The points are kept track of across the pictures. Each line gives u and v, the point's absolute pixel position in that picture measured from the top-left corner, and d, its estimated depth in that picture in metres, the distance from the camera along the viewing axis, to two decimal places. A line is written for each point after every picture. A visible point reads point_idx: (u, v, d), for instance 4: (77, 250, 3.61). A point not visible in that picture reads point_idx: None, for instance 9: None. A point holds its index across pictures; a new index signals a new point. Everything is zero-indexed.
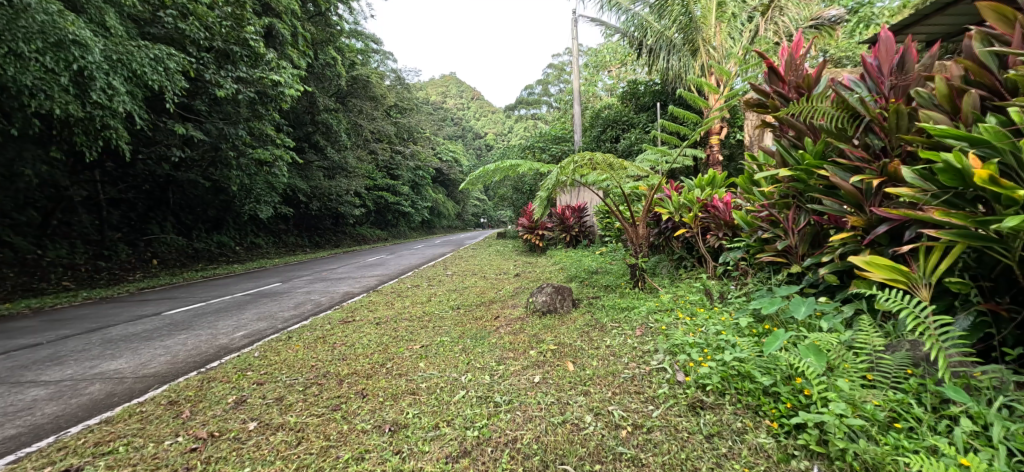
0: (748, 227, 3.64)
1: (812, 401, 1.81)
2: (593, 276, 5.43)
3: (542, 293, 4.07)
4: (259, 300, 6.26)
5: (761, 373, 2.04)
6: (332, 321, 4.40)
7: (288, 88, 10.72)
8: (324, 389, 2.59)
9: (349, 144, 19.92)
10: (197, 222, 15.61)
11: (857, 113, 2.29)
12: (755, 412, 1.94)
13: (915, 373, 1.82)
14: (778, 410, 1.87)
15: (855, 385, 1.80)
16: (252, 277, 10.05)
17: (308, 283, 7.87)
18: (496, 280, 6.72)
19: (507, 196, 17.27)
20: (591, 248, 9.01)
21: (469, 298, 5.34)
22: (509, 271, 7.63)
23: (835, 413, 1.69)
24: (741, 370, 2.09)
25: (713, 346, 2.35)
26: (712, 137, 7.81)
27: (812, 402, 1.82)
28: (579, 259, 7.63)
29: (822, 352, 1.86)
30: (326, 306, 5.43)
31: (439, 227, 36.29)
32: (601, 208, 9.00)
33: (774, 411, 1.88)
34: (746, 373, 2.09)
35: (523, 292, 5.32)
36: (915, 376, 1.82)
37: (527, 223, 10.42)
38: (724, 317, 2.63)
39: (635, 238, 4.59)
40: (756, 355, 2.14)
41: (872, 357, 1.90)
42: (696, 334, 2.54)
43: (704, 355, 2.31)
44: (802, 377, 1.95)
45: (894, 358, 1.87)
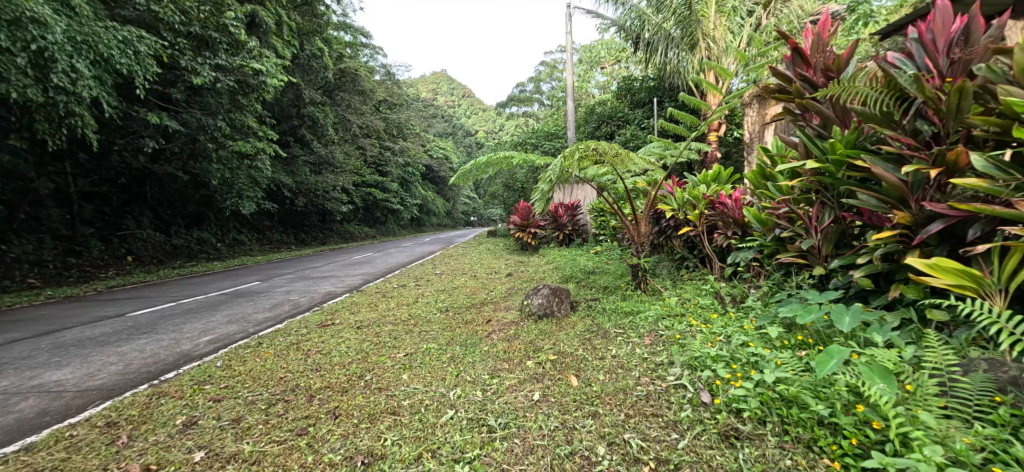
0: (761, 225, 3.35)
1: (885, 438, 1.54)
2: (590, 276, 5.13)
3: (538, 295, 3.75)
4: (233, 300, 5.85)
5: (811, 399, 1.75)
6: (310, 324, 4.03)
7: (270, 78, 10.29)
8: (291, 407, 2.24)
9: (336, 139, 19.44)
10: (175, 218, 15.03)
11: (905, 94, 2.03)
12: (810, 448, 1.65)
13: (1004, 401, 1.56)
14: (840, 448, 1.59)
15: (935, 419, 1.53)
16: (230, 275, 9.59)
17: (289, 283, 7.44)
18: (488, 279, 6.40)
19: (498, 193, 16.94)
20: (585, 247, 8.73)
21: (459, 299, 5.01)
22: (501, 270, 7.30)
23: (924, 458, 1.41)
24: (785, 394, 1.80)
25: (742, 362, 2.06)
26: (711, 133, 7.57)
27: (883, 438, 1.54)
28: (573, 259, 7.33)
29: (893, 376, 1.58)
30: (304, 308, 5.05)
31: (428, 225, 35.80)
32: (596, 206, 8.72)
33: (834, 448, 1.60)
34: (791, 397, 1.80)
35: (516, 293, 5.00)
36: (1004, 404, 1.56)
37: (519, 221, 10.08)
38: (748, 327, 2.35)
39: (637, 237, 4.28)
40: (798, 374, 1.85)
41: (948, 380, 1.64)
42: (716, 347, 2.25)
43: (734, 372, 2.02)
44: (863, 403, 1.67)
45: (975, 382, 1.60)
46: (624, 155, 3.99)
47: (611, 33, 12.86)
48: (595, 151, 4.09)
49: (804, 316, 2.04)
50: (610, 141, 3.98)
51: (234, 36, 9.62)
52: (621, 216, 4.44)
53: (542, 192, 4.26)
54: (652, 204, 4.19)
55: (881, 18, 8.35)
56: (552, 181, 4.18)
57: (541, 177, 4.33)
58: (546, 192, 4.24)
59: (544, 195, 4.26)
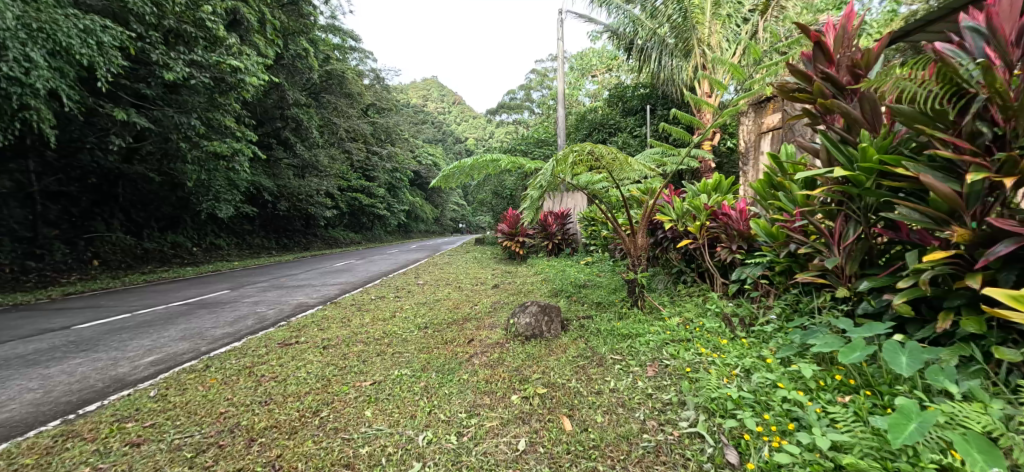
0: (770, 239, 3.08)
1: None
2: (583, 291, 4.78)
3: (526, 314, 3.39)
4: (194, 312, 5.38)
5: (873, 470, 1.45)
6: (270, 343, 3.59)
7: (249, 76, 9.87)
8: (224, 457, 1.86)
9: (321, 142, 18.96)
10: (149, 220, 14.40)
11: (960, 91, 1.78)
12: None
13: None
14: None
15: None
16: (201, 282, 9.08)
17: (260, 292, 6.96)
18: (472, 291, 6.02)
19: (487, 200, 16.58)
20: (575, 257, 8.40)
21: (442, 314, 4.61)
22: (487, 281, 6.92)
23: None
24: (841, 464, 1.50)
25: (777, 414, 1.76)
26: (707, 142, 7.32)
27: None
28: (563, 270, 6.99)
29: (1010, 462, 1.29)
30: (269, 322, 4.61)
31: (415, 231, 35.24)
32: (587, 215, 8.42)
33: None
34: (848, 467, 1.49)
35: (502, 308, 4.63)
36: None
37: (507, 229, 9.71)
38: (775, 364, 2.05)
39: (631, 250, 3.93)
40: (859, 437, 1.55)
41: None
42: (741, 390, 1.95)
43: (770, 427, 1.71)
44: None
45: None
46: (621, 160, 3.65)
47: (603, 40, 12.67)
48: (592, 156, 3.74)
49: (846, 353, 1.67)
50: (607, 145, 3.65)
51: (211, 31, 9.21)
52: (614, 227, 4.09)
53: (532, 200, 3.89)
54: (649, 214, 3.83)
55: (875, 29, 8.24)
56: (543, 188, 3.82)
57: (530, 182, 3.98)
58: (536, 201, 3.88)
59: (534, 203, 3.89)
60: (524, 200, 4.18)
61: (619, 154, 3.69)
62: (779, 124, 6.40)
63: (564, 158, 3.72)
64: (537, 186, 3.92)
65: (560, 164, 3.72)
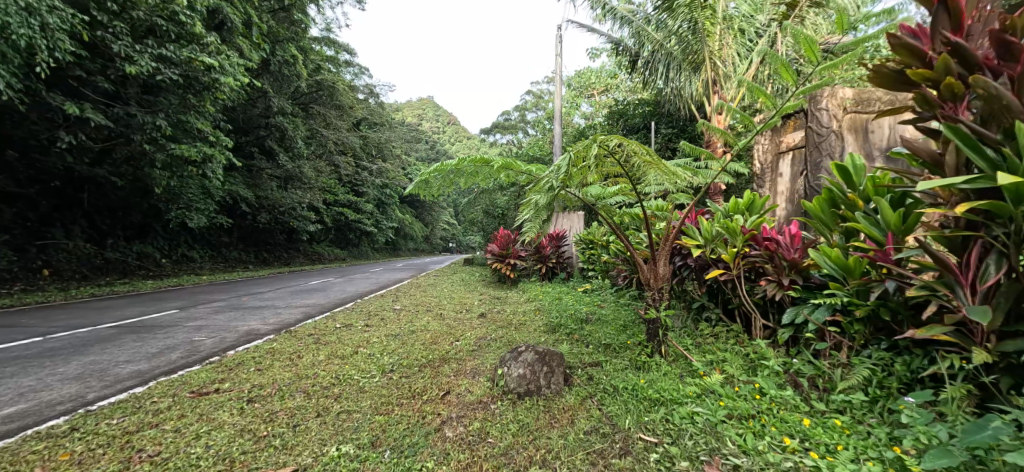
0: (843, 274, 2.34)
1: None
2: (586, 327, 4.01)
3: (518, 363, 2.58)
4: (117, 340, 4.50)
5: None
6: (178, 392, 2.72)
7: (224, 76, 9.13)
8: None
9: (307, 154, 18.19)
10: (114, 228, 13.42)
11: None
12: None
13: None
14: None
15: None
16: (154, 299, 8.16)
17: (210, 314, 6.03)
18: (455, 321, 5.21)
19: (477, 220, 15.77)
20: (571, 283, 7.60)
21: (415, 351, 3.75)
22: (473, 308, 6.10)
23: None
24: None
25: None
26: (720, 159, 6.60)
27: None
28: (559, 298, 6.17)
29: None
30: (199, 355, 3.76)
31: (402, 250, 34.23)
32: (585, 237, 7.70)
33: None
34: None
35: (489, 345, 3.81)
36: None
37: (498, 250, 8.94)
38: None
39: (652, 276, 3.13)
40: None
41: None
42: None
43: None
44: None
45: None
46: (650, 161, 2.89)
47: (605, 57, 12.14)
48: (613, 156, 3.00)
49: None
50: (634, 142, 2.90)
51: (186, 27, 8.52)
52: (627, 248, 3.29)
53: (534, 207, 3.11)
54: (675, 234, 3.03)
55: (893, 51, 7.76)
56: (549, 192, 3.05)
57: (531, 188, 3.22)
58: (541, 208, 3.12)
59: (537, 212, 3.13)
60: (525, 210, 3.44)
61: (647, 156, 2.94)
62: (802, 143, 5.77)
63: (580, 155, 2.97)
64: (541, 189, 3.17)
65: (574, 161, 2.96)
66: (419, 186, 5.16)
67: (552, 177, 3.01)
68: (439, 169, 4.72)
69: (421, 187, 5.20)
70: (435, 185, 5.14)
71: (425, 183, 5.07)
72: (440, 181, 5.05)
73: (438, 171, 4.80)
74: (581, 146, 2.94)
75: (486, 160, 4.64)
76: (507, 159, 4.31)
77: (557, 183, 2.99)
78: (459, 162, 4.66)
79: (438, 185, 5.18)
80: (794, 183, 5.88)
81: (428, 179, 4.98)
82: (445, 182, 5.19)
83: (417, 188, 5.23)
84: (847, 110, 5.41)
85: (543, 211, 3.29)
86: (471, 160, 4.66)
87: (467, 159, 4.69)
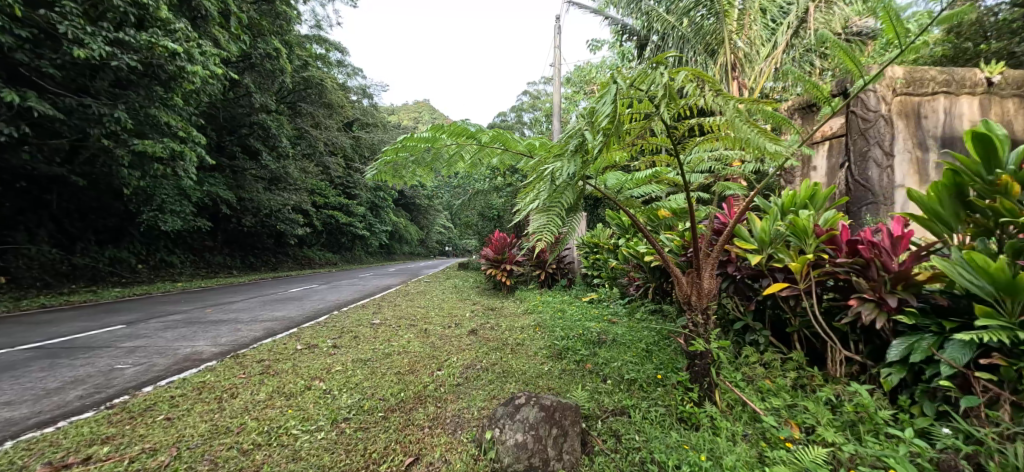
0: (999, 288, 1.68)
1: None
2: (600, 350, 3.23)
3: (516, 427, 1.88)
4: (23, 368, 3.66)
5: None
6: (35, 463, 1.96)
7: (192, 64, 8.35)
8: None
9: (294, 154, 17.35)
10: (86, 232, 12.56)
11: None
12: None
13: None
14: None
15: None
16: (109, 310, 7.33)
17: (158, 331, 5.19)
18: (440, 340, 4.42)
19: (472, 222, 14.96)
20: (575, 292, 6.81)
21: (384, 387, 2.93)
22: (463, 322, 5.30)
23: None
24: None
25: None
26: None
27: None
28: (563, 311, 5.38)
29: None
30: (106, 393, 2.91)
31: (397, 254, 33.41)
32: (590, 239, 6.96)
33: None
34: None
35: (479, 377, 3.01)
36: None
37: (492, 255, 8.13)
38: None
39: (690, 282, 2.33)
40: None
41: None
42: None
43: None
44: None
45: None
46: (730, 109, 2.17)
47: (609, 50, 11.34)
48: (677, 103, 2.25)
49: None
50: (709, 84, 2.20)
51: (149, 11, 7.82)
52: (652, 243, 2.52)
53: (552, 177, 2.33)
54: (731, 229, 2.23)
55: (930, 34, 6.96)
56: (576, 155, 2.30)
57: (553, 151, 2.45)
58: (561, 180, 2.33)
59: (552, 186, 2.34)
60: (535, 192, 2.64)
61: (724, 106, 2.23)
62: (841, 132, 4.98)
63: (629, 95, 2.22)
64: (563, 155, 2.40)
65: (620, 104, 2.21)
66: (380, 170, 4.01)
67: (584, 129, 2.29)
68: (410, 143, 3.65)
69: (388, 173, 4.06)
70: (404, 171, 4.04)
71: (393, 166, 3.94)
72: (415, 167, 3.99)
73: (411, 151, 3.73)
74: (635, 81, 2.20)
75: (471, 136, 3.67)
76: (502, 130, 3.39)
77: (595, 134, 2.22)
78: (438, 140, 3.63)
79: (416, 173, 4.14)
80: (830, 177, 5.12)
81: (394, 162, 3.89)
82: (416, 170, 4.07)
83: (384, 174, 4.07)
84: (896, 91, 4.61)
85: (561, 191, 2.52)
86: (453, 135, 3.61)
87: (446, 131, 3.69)
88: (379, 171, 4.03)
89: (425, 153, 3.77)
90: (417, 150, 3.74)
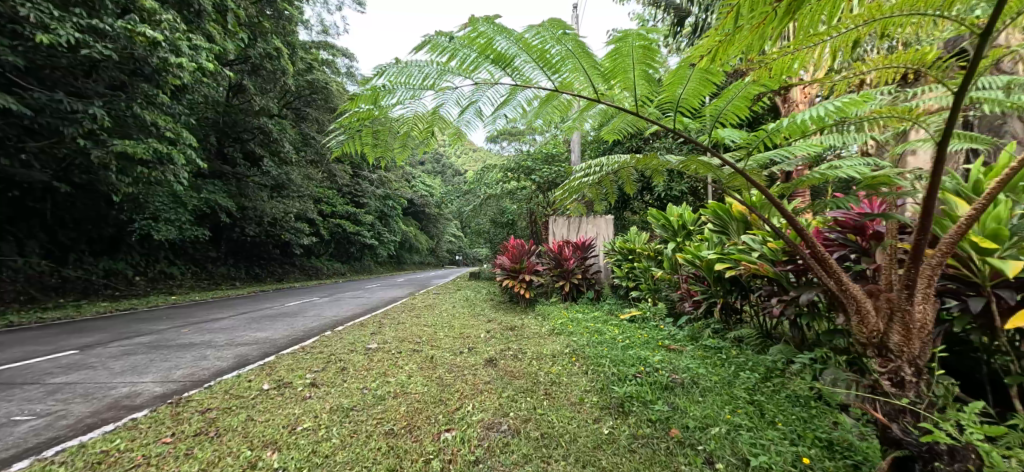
0: None
1: None
2: (680, 398, 2.30)
3: None
4: None
5: None
6: None
7: (176, 56, 7.50)
8: None
9: (299, 161, 16.56)
10: (79, 242, 11.82)
11: None
12: None
13: None
14: None
15: None
16: (77, 329, 6.44)
17: (109, 360, 4.29)
18: (447, 374, 3.39)
19: (484, 229, 13.89)
20: (609, 306, 5.81)
21: (364, 465, 1.98)
22: (475, 347, 4.27)
23: None
24: None
25: None
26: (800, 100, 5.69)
27: None
28: (603, 330, 4.38)
29: None
30: None
31: (408, 264, 32.54)
32: (623, 245, 5.96)
33: None
34: None
35: (506, 451, 2.01)
36: None
37: (509, 263, 7.13)
38: None
39: (895, 307, 1.65)
40: None
41: None
42: None
43: None
44: None
45: None
46: None
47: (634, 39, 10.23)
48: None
49: None
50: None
51: None
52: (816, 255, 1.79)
53: None
54: (965, 221, 1.59)
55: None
56: None
57: None
58: None
59: None
60: None
61: None
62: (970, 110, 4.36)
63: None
64: None
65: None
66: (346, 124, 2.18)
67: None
68: (399, 82, 1.96)
69: (358, 137, 2.27)
70: (390, 138, 2.25)
71: (373, 128, 2.19)
72: (407, 132, 2.21)
73: (396, 97, 1.99)
74: None
75: (507, 66, 1.91)
76: (565, 22, 1.79)
77: None
78: (444, 80, 1.96)
79: (412, 148, 2.37)
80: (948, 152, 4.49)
81: (376, 123, 2.16)
82: (401, 136, 2.22)
83: (345, 137, 2.34)
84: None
85: None
86: (461, 71, 1.93)
87: (452, 48, 1.88)
88: (341, 133, 2.29)
89: (421, 108, 2.04)
90: (407, 106, 2.04)
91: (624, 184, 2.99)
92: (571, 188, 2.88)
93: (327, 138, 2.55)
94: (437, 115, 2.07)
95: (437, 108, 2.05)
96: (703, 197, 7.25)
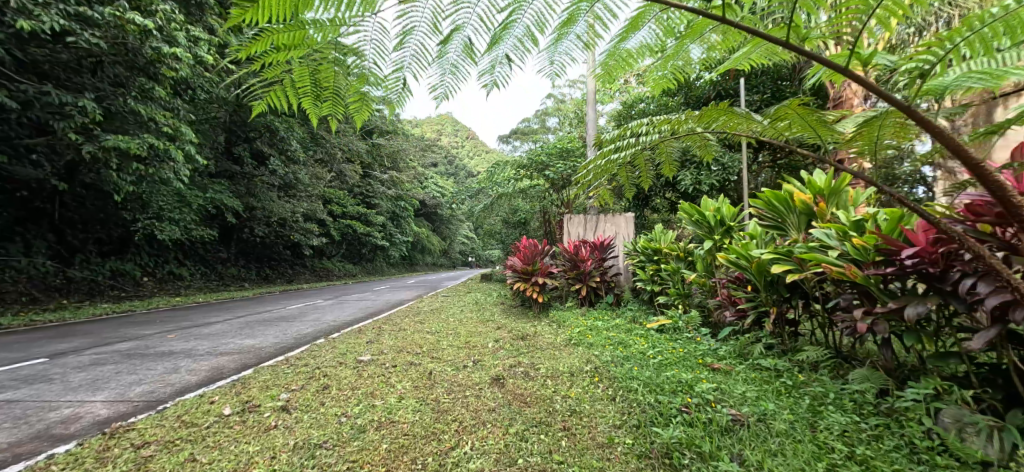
0: None
1: None
2: (747, 447, 1.75)
3: None
4: None
5: None
6: None
7: (169, 46, 7.06)
8: None
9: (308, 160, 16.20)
10: (88, 243, 11.51)
11: None
12: None
13: None
14: None
15: None
16: (65, 334, 6.08)
17: (76, 370, 3.86)
18: (446, 400, 2.81)
19: (497, 230, 13.26)
20: (632, 313, 5.22)
21: None
22: (481, 363, 3.68)
23: None
24: None
25: None
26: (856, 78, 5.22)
27: None
28: (629, 342, 3.81)
29: None
30: None
31: (421, 265, 32.08)
32: (648, 245, 5.36)
33: None
34: None
35: None
36: None
37: (519, 265, 6.55)
38: None
39: None
40: None
41: None
42: None
43: None
44: None
45: None
46: None
47: None
48: None
49: None
50: None
51: None
52: None
53: None
54: None
55: None
56: None
57: None
58: None
59: None
60: None
61: None
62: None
63: None
64: None
65: None
66: (275, 65, 1.73)
67: None
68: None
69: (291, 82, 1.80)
70: (338, 88, 1.77)
71: (310, 68, 1.70)
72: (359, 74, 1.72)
73: (336, 12, 1.49)
74: None
75: None
76: None
77: None
78: None
79: (370, 106, 1.89)
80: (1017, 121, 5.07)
81: (312, 60, 1.68)
82: (352, 85, 1.74)
83: (278, 86, 1.87)
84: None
85: None
86: None
87: None
88: (272, 79, 1.81)
89: (378, 33, 1.55)
90: (358, 28, 1.54)
91: (663, 166, 2.43)
92: (592, 172, 2.32)
93: (252, 87, 1.98)
94: (406, 48, 1.38)
95: (404, 35, 1.36)
96: (734, 192, 6.58)
